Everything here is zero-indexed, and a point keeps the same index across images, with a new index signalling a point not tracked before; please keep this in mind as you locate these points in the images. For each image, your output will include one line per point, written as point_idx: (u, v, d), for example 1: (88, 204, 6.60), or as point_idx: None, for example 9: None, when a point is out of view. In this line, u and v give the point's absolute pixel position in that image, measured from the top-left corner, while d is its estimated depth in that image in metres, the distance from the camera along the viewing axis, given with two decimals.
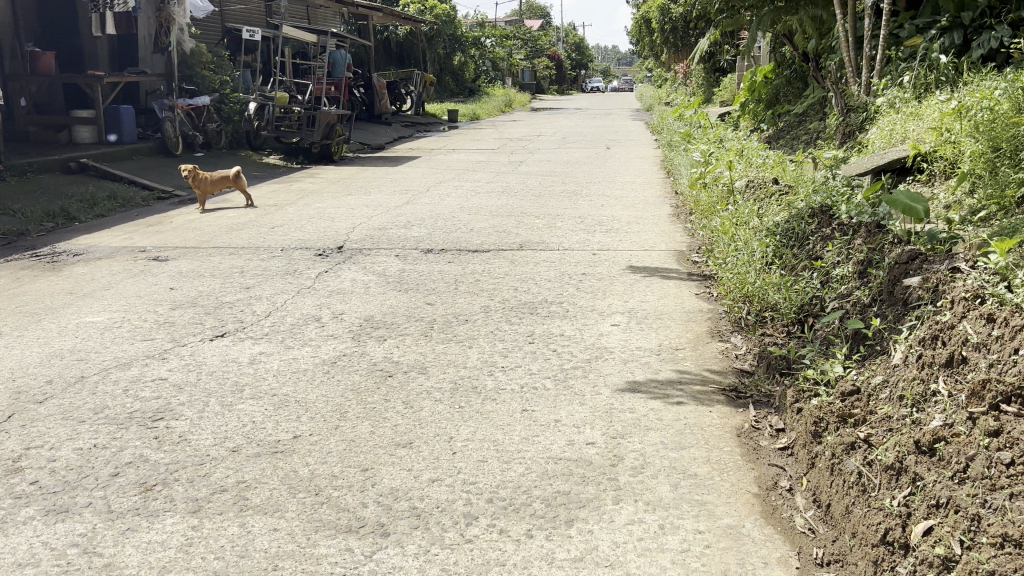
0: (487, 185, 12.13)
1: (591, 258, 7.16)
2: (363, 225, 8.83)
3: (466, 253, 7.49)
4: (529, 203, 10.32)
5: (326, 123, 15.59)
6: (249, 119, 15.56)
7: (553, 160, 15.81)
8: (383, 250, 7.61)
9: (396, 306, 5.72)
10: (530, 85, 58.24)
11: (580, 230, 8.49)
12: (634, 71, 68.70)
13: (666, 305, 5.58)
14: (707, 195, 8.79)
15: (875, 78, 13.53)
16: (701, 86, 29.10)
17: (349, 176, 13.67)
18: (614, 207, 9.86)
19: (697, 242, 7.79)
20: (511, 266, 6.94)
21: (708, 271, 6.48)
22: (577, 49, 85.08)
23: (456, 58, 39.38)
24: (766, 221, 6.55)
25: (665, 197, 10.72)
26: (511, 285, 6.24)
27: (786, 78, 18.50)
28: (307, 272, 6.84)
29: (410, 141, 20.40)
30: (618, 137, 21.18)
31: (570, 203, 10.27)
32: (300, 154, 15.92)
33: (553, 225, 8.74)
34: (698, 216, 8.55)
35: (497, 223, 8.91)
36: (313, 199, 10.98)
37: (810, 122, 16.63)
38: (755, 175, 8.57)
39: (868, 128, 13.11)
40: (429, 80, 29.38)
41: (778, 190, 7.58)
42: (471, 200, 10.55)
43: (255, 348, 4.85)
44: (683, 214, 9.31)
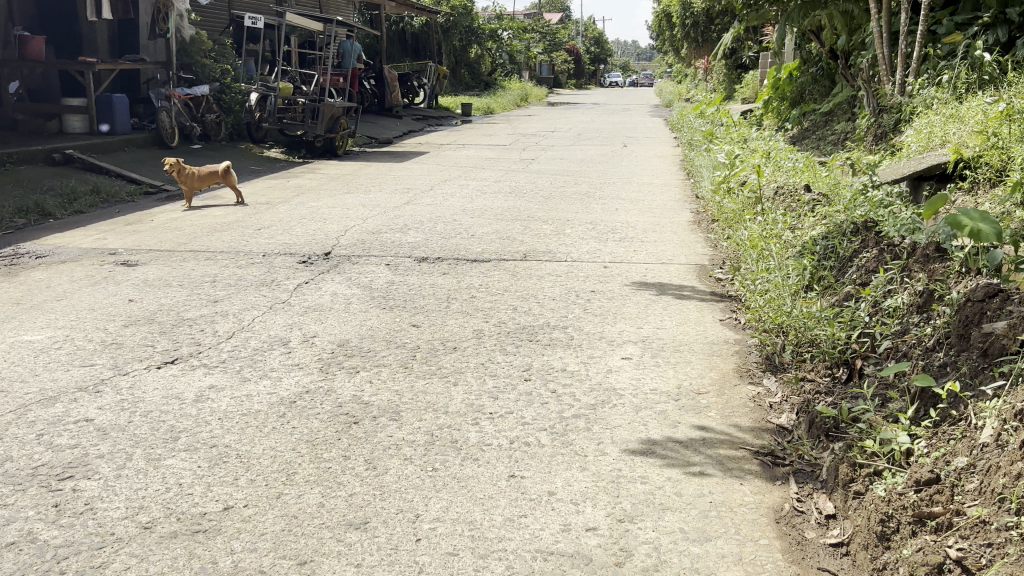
0: (496, 185, 11.44)
1: (602, 272, 6.43)
2: (357, 228, 8.16)
3: (464, 264, 6.78)
4: (538, 205, 9.62)
5: (330, 116, 14.94)
6: (251, 110, 14.92)
7: (567, 158, 15.13)
8: (374, 258, 6.93)
9: (377, 328, 5.02)
10: (547, 79, 57.49)
11: (590, 237, 7.78)
12: (653, 67, 67.83)
13: (686, 334, 4.85)
14: (732, 201, 8.10)
15: (911, 77, 12.81)
16: (722, 82, 28.30)
17: (351, 172, 13.00)
18: (630, 212, 9.17)
19: (721, 253, 7.09)
20: (513, 280, 6.22)
21: (733, 291, 5.78)
22: (595, 44, 84.17)
23: (472, 50, 38.69)
24: (802, 236, 5.86)
25: (685, 201, 10.01)
26: (510, 304, 5.53)
27: (812, 76, 17.75)
28: (285, 282, 6.15)
29: (420, 136, 19.72)
30: (636, 134, 20.42)
31: (582, 206, 9.57)
32: (303, 148, 15.28)
33: (562, 231, 8.03)
34: (723, 224, 7.86)
35: (502, 228, 8.21)
36: (308, 197, 10.31)
37: (838, 122, 15.89)
38: (786, 181, 7.88)
39: (902, 130, 12.39)
40: (443, 73, 28.66)
41: (812, 199, 6.90)
42: (476, 202, 9.87)
43: (206, 381, 4.15)
44: (705, 221, 8.61)
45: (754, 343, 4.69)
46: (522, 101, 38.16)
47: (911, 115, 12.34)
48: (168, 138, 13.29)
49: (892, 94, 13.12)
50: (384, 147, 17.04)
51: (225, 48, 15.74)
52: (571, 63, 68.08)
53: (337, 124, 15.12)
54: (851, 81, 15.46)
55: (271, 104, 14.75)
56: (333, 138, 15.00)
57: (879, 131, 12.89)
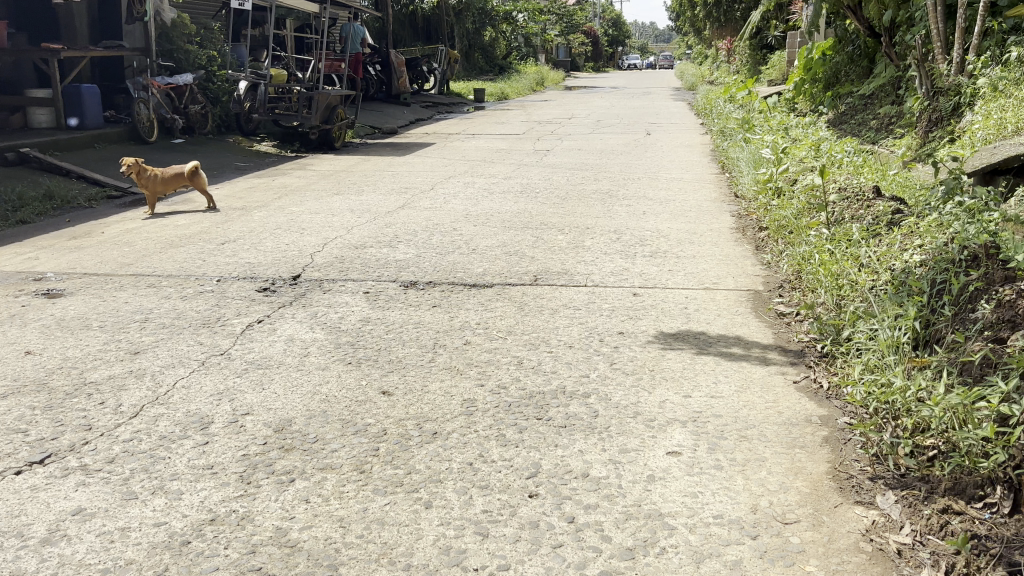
0: (505, 183, 10.15)
1: (630, 305, 5.15)
2: (337, 241, 6.93)
3: (461, 291, 5.52)
4: (552, 208, 8.36)
5: (325, 105, 13.67)
6: (239, 100, 13.69)
7: (585, 148, 13.81)
8: (351, 283, 5.70)
9: (336, 398, 3.75)
10: (562, 63, 56.02)
11: (614, 251, 6.52)
12: (674, 48, 65.90)
13: (751, 410, 3.56)
14: (785, 205, 6.82)
15: (972, 56, 11.41)
16: (745, 64, 26.85)
17: (345, 168, 11.76)
18: (659, 216, 7.88)
19: (775, 271, 5.80)
20: (520, 316, 4.94)
21: (804, 333, 4.48)
22: (612, 27, 82.58)
23: (485, 33, 37.27)
24: (893, 262, 4.58)
25: (722, 201, 8.70)
26: (515, 355, 4.23)
27: (848, 55, 16.22)
28: (234, 321, 4.92)
29: (427, 124, 18.40)
30: (659, 120, 19.09)
31: (603, 209, 8.28)
32: (297, 142, 14.05)
33: (580, 243, 6.77)
34: (774, 233, 6.59)
35: (508, 240, 6.96)
36: (291, 199, 9.07)
37: (881, 106, 14.46)
38: (852, 181, 6.60)
39: (964, 115, 11.01)
40: (454, 57, 27.32)
41: (893, 210, 5.62)
42: (481, 205, 8.59)
43: (75, 500, 2.91)
44: (750, 226, 7.32)
45: (848, 425, 3.41)
46: (538, 85, 36.69)
47: (974, 98, 10.95)
48: (145, 133, 12.10)
49: (949, 74, 11.72)
50: (387, 137, 15.79)
51: (212, 33, 14.51)
52: (588, 46, 66.42)
53: (333, 115, 13.88)
54: (897, 61, 14.01)
55: (263, 94, 13.52)
56: (328, 130, 13.73)
57: (936, 116, 11.49)
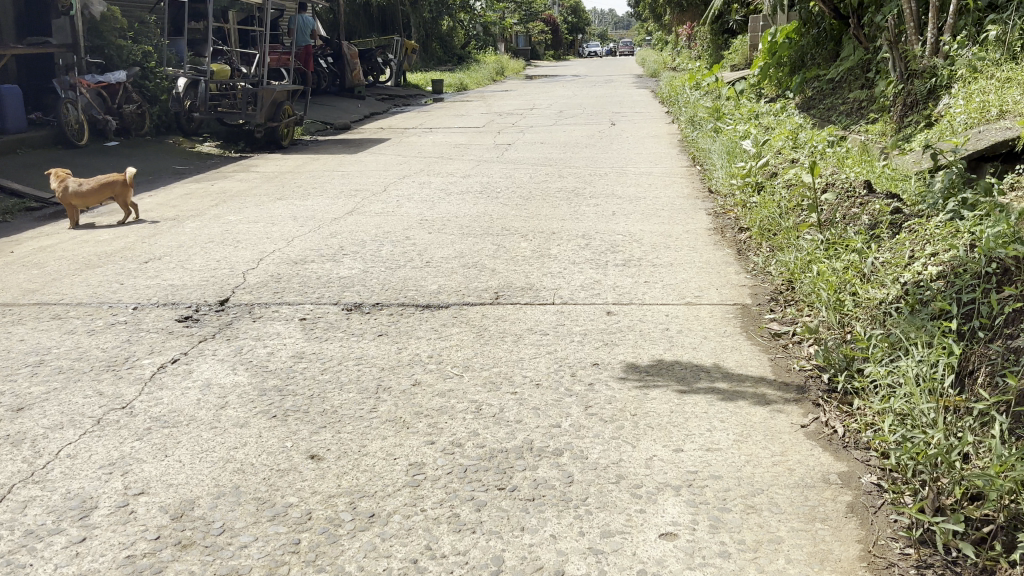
0: (464, 182, 9.49)
1: (605, 327, 4.53)
2: (275, 256, 6.22)
3: (412, 314, 4.85)
4: (514, 210, 7.73)
5: (271, 101, 12.84)
6: (179, 98, 12.83)
7: (547, 141, 13.18)
8: (288, 309, 5.01)
9: (253, 469, 3.07)
10: (522, 52, 55.42)
11: (583, 259, 5.91)
12: (635, 35, 65.40)
13: (756, 468, 2.95)
14: (767, 203, 6.27)
15: (946, 37, 10.96)
16: (707, 49, 26.41)
17: (292, 168, 11.00)
18: (630, 217, 7.28)
19: (762, 280, 5.23)
20: (478, 346, 4.29)
21: (806, 360, 3.89)
22: (572, 14, 82.07)
23: (443, 23, 36.40)
24: (902, 275, 4.02)
25: (696, 198, 8.13)
26: (472, 399, 3.58)
27: (814, 38, 15.72)
28: (146, 362, 4.21)
29: (382, 119, 17.64)
30: (623, 109, 18.52)
31: (570, 210, 7.68)
32: (242, 141, 13.22)
33: (546, 252, 6.15)
34: (758, 236, 6.03)
35: (465, 249, 6.31)
36: (230, 206, 8.31)
37: (850, 90, 14.03)
38: (840, 176, 6.06)
39: (940, 98, 10.57)
40: (411, 47, 26.51)
41: (891, 209, 5.07)
42: (438, 209, 7.92)
43: None
44: (729, 227, 6.76)
45: (875, 485, 2.81)
46: (498, 75, 35.96)
47: (950, 81, 10.50)
48: (73, 136, 11.22)
49: (922, 56, 11.28)
50: (339, 134, 15.00)
51: (148, 26, 13.60)
52: (548, 34, 65.73)
53: (280, 112, 13.08)
54: (865, 44, 13.50)
55: (203, 91, 12.66)
56: (275, 128, 12.92)
57: (910, 100, 11.04)
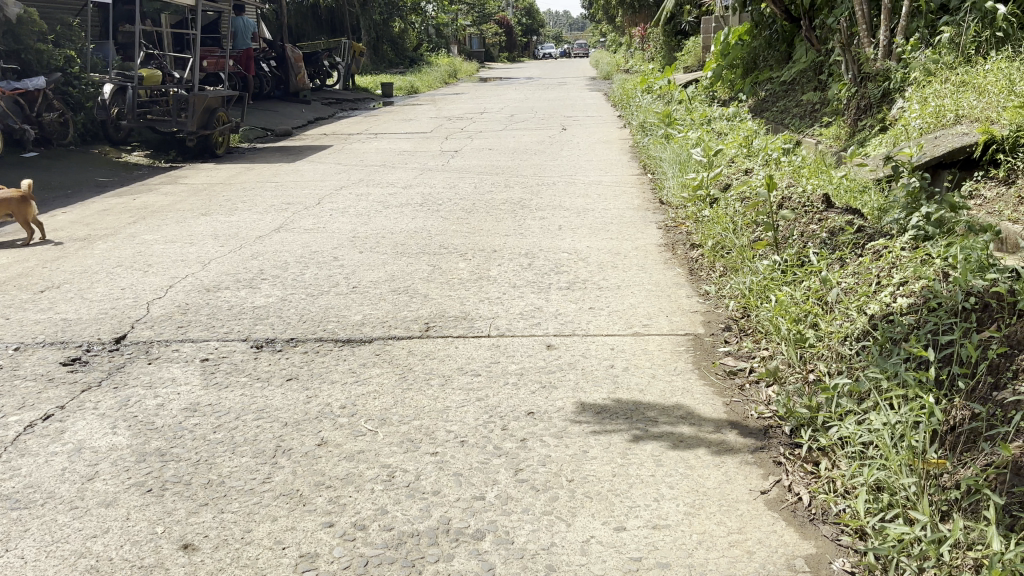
0: (404, 192, 8.98)
1: (544, 365, 4.06)
2: (187, 283, 5.65)
3: (330, 352, 4.33)
4: (455, 225, 7.23)
5: (203, 108, 12.18)
6: (104, 105, 12.10)
7: (496, 147, 12.71)
8: (191, 348, 4.46)
9: (109, 568, 2.54)
10: (476, 54, 54.98)
11: (524, 282, 5.43)
12: (591, 36, 65.16)
13: (709, 553, 2.50)
14: (721, 219, 5.88)
15: (900, 39, 10.74)
16: (660, 51, 26.19)
17: (223, 179, 10.37)
18: (577, 232, 6.85)
19: (716, 304, 4.79)
20: (399, 390, 3.78)
21: (765, 405, 3.44)
22: (526, 16, 81.86)
23: (393, 24, 35.74)
24: (869, 305, 3.62)
25: (647, 209, 7.74)
26: (384, 464, 3.09)
27: (766, 40, 15.50)
28: (12, 419, 3.63)
29: (326, 124, 17.01)
30: (575, 112, 18.12)
31: (514, 225, 7.21)
32: (174, 150, 12.53)
33: (484, 273, 5.66)
34: (711, 255, 5.63)
35: (397, 272, 5.79)
36: (147, 224, 7.69)
37: (803, 92, 13.81)
38: (797, 190, 5.70)
39: (894, 102, 10.34)
40: (359, 50, 25.85)
41: (853, 227, 4.69)
42: (373, 224, 7.39)
43: None
44: (681, 243, 6.35)
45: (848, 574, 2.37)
46: (450, 78, 35.41)
47: (904, 83, 10.27)
48: None
49: (875, 58, 11.06)
50: (279, 140, 14.36)
51: (71, 29, 12.83)
52: (502, 35, 65.30)
53: (213, 119, 12.43)
54: (817, 44, 13.41)
55: (131, 98, 11.96)
56: (208, 135, 12.26)
57: (864, 104, 10.81)
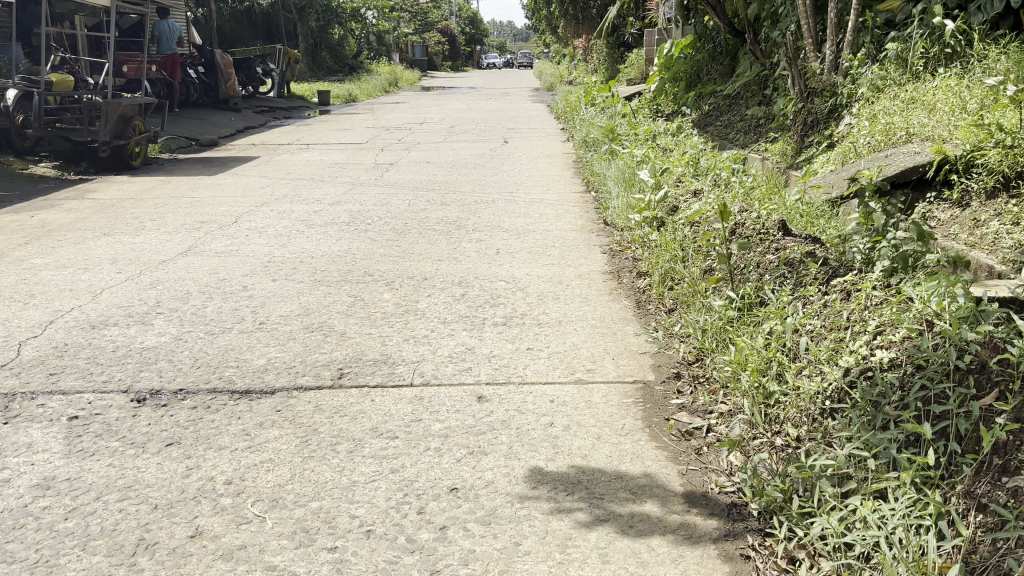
0: (331, 210, 8.36)
1: (472, 421, 3.51)
2: (70, 317, 4.96)
3: (224, 407, 3.72)
4: (383, 249, 6.66)
5: (117, 116, 11.35)
6: (8, 112, 11.19)
7: (434, 160, 12.15)
8: (59, 401, 3.79)
9: None
10: (418, 63, 54.41)
11: (454, 316, 4.89)
12: (535, 46, 65.00)
13: None
14: (671, 247, 5.44)
15: (847, 55, 10.53)
16: (602, 62, 25.94)
17: (136, 194, 9.61)
18: (515, 257, 6.34)
19: (666, 344, 4.31)
20: (299, 460, 3.20)
21: (726, 477, 2.95)
22: (470, 25, 81.63)
23: (333, 31, 34.91)
24: (842, 356, 3.17)
25: (590, 231, 7.27)
26: (268, 567, 2.52)
27: (709, 54, 15.29)
28: None
29: (256, 134, 16.22)
30: (517, 124, 17.67)
31: (447, 248, 6.66)
32: (85, 161, 11.68)
33: (410, 306, 5.10)
34: (659, 286, 5.17)
35: (312, 303, 5.19)
36: (40, 245, 6.93)
37: (747, 107, 13.58)
38: (751, 216, 5.29)
39: (841, 118, 10.11)
40: (295, 57, 25.05)
41: (817, 261, 4.27)
42: (293, 246, 6.76)
43: None
44: (626, 270, 5.89)
45: None
46: (391, 87, 34.71)
47: (851, 100, 10.04)
48: None
49: (821, 74, 10.84)
50: (204, 151, 13.58)
51: None
52: (444, 44, 64.72)
53: (129, 128, 11.61)
54: (761, 58, 13.22)
55: (37, 104, 11.07)
56: (123, 146, 11.44)
57: (810, 120, 10.56)
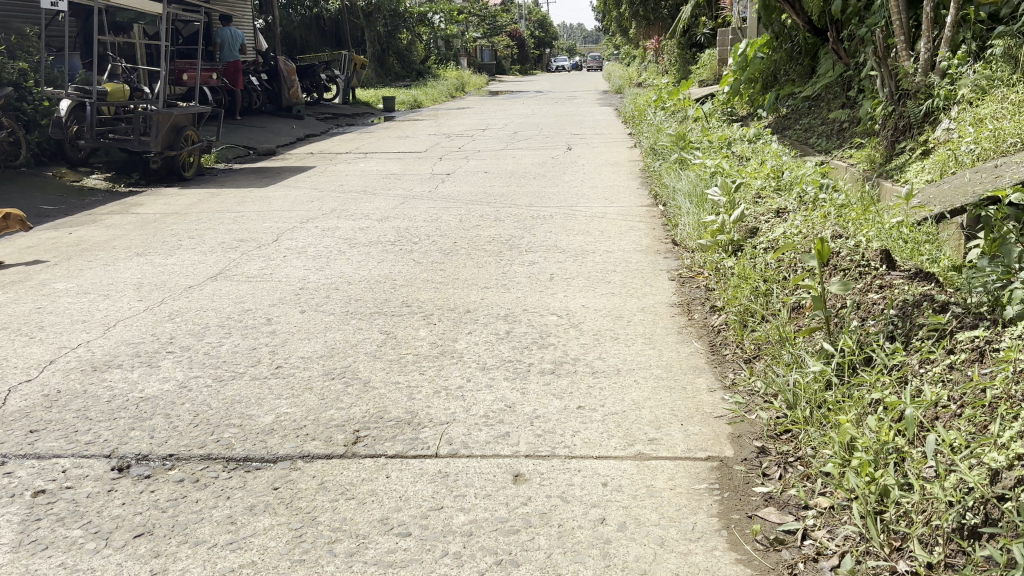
0: (378, 226, 7.82)
1: (504, 513, 2.84)
2: (73, 356, 4.47)
3: (214, 483, 3.14)
4: (426, 272, 6.07)
5: (169, 127, 11.06)
6: (61, 123, 10.99)
7: (492, 169, 11.55)
8: (30, 468, 3.26)
9: None
10: (487, 67, 54.22)
11: (497, 360, 4.24)
12: (606, 46, 63.85)
13: None
14: (751, 280, 4.70)
15: (945, 52, 9.53)
16: (673, 63, 25.02)
17: (181, 208, 9.25)
18: (571, 284, 5.67)
19: (745, 404, 3.60)
20: (285, 566, 2.59)
21: None
22: (539, 27, 81.23)
23: (400, 35, 34.70)
24: (989, 456, 2.47)
25: (657, 252, 6.53)
26: None
27: (787, 53, 14.30)
28: None
29: (315, 141, 15.89)
30: (582, 129, 16.96)
31: (497, 272, 6.03)
32: (138, 172, 11.44)
33: (446, 346, 4.47)
34: (736, 324, 4.42)
35: (338, 341, 4.60)
36: (68, 266, 6.54)
37: (829, 109, 12.59)
38: (848, 244, 4.53)
39: (939, 123, 9.13)
40: (360, 62, 24.84)
41: (939, 306, 3.52)
42: (330, 270, 6.21)
43: None
44: (698, 302, 5.14)
45: None
46: (457, 91, 34.36)
47: (950, 101, 9.06)
48: None
49: (915, 73, 9.86)
50: (259, 161, 13.26)
51: (29, 40, 11.74)
52: (513, 47, 64.28)
53: (181, 139, 11.30)
54: (845, 58, 12.24)
55: (90, 115, 10.84)
56: (174, 156, 11.15)
57: (903, 124, 9.60)
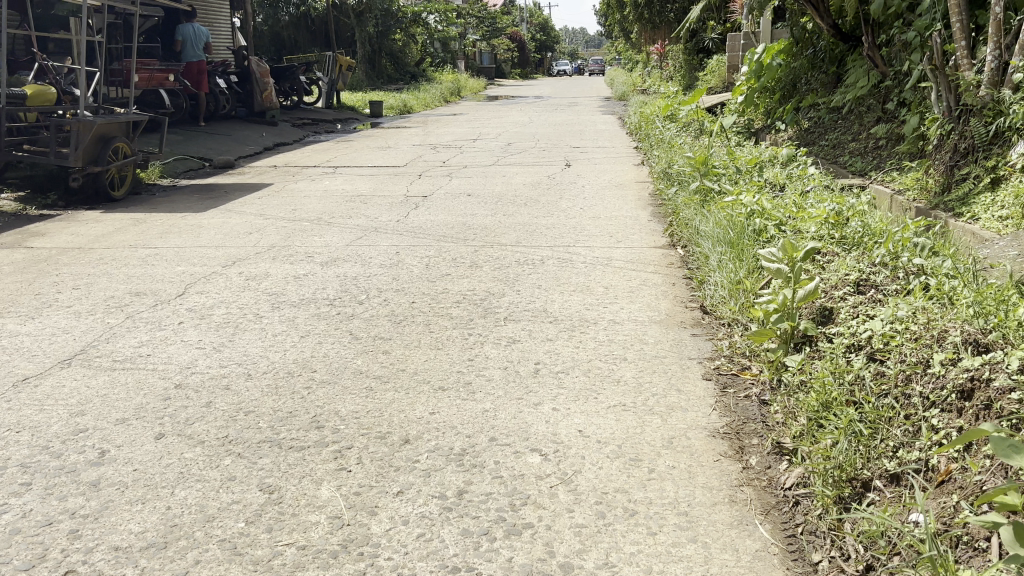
0: (319, 275, 6.10)
1: None
2: None
3: None
4: (358, 357, 4.36)
5: (93, 139, 9.35)
6: None
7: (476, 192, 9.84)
8: None
9: None
10: (488, 70, 52.67)
11: (430, 564, 2.53)
12: (608, 51, 62.34)
13: None
14: (846, 418, 3.04)
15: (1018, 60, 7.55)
16: (678, 71, 23.40)
17: (89, 239, 7.55)
18: (561, 384, 3.96)
19: None
20: None
21: None
22: (540, 31, 79.75)
23: (394, 36, 32.89)
24: None
25: (682, 324, 4.85)
26: None
27: (808, 59, 12.52)
28: None
29: (284, 152, 14.21)
30: (582, 141, 15.30)
31: (459, 358, 4.33)
32: (59, 190, 9.74)
33: (354, 524, 2.76)
34: (830, 500, 2.77)
35: (184, 508, 2.89)
36: None
37: (861, 124, 10.81)
38: (1006, 367, 2.88)
39: (1014, 146, 7.27)
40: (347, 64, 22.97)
41: None
42: (231, 350, 4.50)
43: None
44: (753, 428, 3.46)
45: None
46: (452, 94, 32.66)
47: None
48: None
49: (978, 86, 7.89)
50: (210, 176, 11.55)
51: None
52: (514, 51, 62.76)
53: (108, 152, 9.59)
54: (882, 66, 10.39)
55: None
56: (100, 172, 9.44)
57: (964, 145, 7.76)
